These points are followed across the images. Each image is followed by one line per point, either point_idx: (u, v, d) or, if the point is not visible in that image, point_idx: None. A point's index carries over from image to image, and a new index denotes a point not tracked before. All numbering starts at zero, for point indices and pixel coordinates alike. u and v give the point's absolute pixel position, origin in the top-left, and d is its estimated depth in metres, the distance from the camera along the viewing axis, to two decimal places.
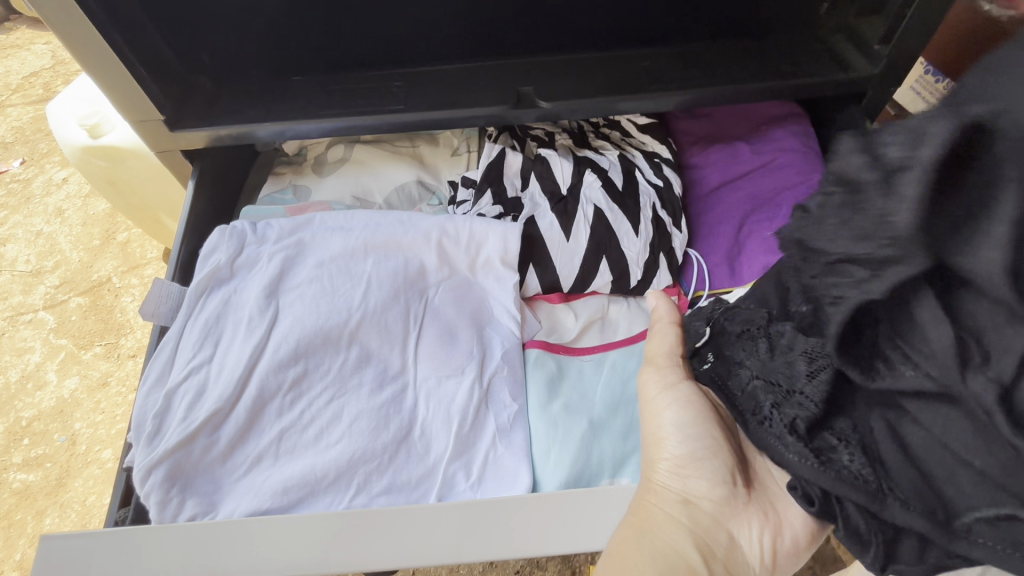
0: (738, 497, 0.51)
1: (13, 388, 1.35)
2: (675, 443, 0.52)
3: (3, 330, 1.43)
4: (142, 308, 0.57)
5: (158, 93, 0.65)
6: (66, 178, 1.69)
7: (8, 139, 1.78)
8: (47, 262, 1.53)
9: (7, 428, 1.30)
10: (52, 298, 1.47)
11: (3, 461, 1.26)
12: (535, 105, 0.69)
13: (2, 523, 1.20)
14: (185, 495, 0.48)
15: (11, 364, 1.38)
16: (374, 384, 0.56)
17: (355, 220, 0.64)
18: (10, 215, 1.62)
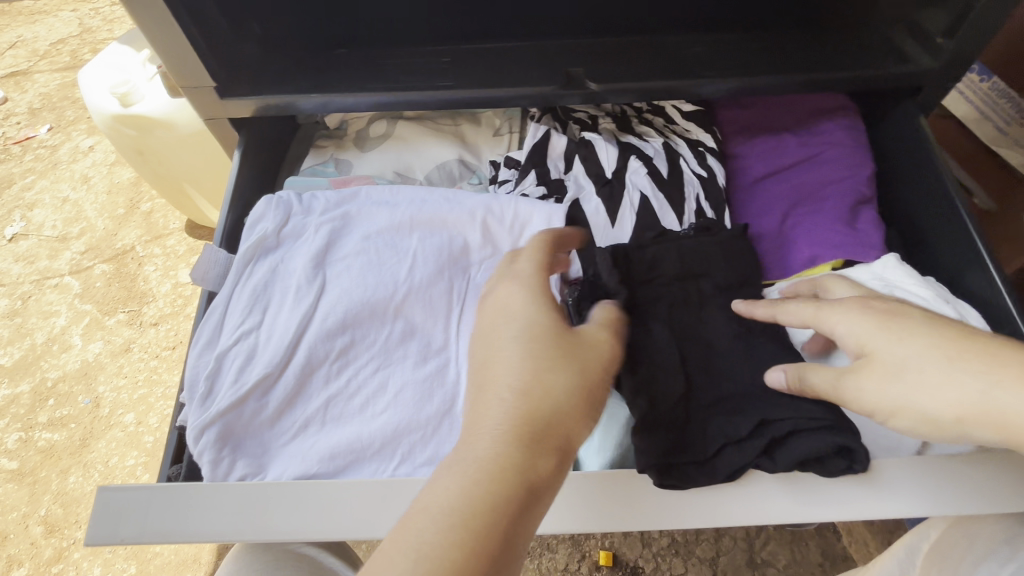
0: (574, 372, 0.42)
1: (39, 349, 1.39)
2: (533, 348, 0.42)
3: (28, 294, 1.46)
4: (193, 272, 0.58)
5: (211, 60, 0.65)
6: (93, 147, 1.71)
7: (35, 106, 1.80)
8: (74, 229, 1.55)
9: (33, 388, 1.34)
10: (78, 264, 1.49)
11: (28, 421, 1.30)
12: (583, 87, 0.68)
13: (28, 479, 1.24)
14: (236, 455, 0.49)
15: (39, 326, 1.42)
16: (418, 357, 0.56)
17: (401, 194, 0.64)
18: (38, 181, 1.65)
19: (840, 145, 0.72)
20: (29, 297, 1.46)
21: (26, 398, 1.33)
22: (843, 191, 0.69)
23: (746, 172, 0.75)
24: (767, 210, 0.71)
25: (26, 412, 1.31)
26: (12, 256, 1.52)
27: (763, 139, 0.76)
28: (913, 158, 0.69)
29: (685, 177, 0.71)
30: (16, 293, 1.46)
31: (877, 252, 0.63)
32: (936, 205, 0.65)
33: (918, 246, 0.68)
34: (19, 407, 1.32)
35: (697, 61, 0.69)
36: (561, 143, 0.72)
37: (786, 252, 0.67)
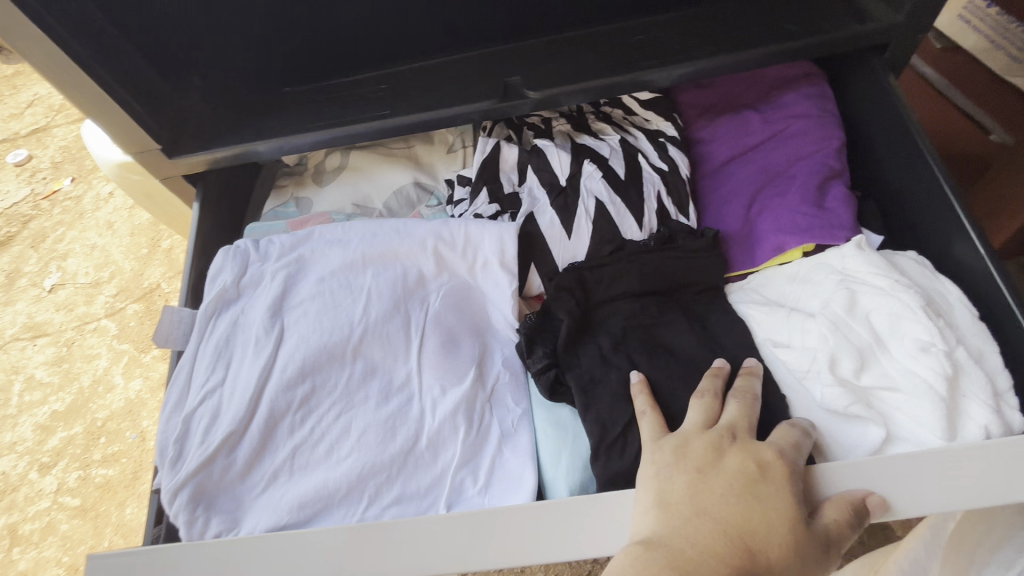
0: (782, 504, 0.42)
1: (86, 391, 1.46)
2: (768, 490, 0.42)
3: (71, 339, 1.53)
4: (156, 335, 0.60)
5: (153, 122, 0.66)
6: (112, 193, 1.78)
7: (58, 160, 1.88)
8: (104, 273, 1.63)
9: (86, 428, 1.42)
10: (112, 306, 1.57)
11: (85, 459, 1.38)
12: (523, 95, 0.66)
13: (90, 513, 1.33)
14: (209, 514, 0.51)
15: (84, 370, 1.49)
16: (381, 396, 0.57)
17: (353, 231, 0.64)
18: (67, 232, 1.72)
19: (806, 118, 0.68)
20: (71, 343, 1.53)
21: (81, 439, 1.41)
22: (812, 168, 0.66)
23: (711, 157, 0.72)
24: (733, 196, 0.68)
25: (81, 451, 1.39)
26: (53, 305, 1.59)
27: (726, 119, 0.72)
28: (884, 119, 0.65)
29: (645, 174, 0.68)
30: (60, 339, 1.54)
31: (844, 233, 0.61)
32: (913, 167, 0.61)
33: (897, 215, 0.64)
34: (75, 447, 1.40)
35: (641, 50, 0.66)
36: (509, 153, 0.70)
37: (753, 241, 0.65)
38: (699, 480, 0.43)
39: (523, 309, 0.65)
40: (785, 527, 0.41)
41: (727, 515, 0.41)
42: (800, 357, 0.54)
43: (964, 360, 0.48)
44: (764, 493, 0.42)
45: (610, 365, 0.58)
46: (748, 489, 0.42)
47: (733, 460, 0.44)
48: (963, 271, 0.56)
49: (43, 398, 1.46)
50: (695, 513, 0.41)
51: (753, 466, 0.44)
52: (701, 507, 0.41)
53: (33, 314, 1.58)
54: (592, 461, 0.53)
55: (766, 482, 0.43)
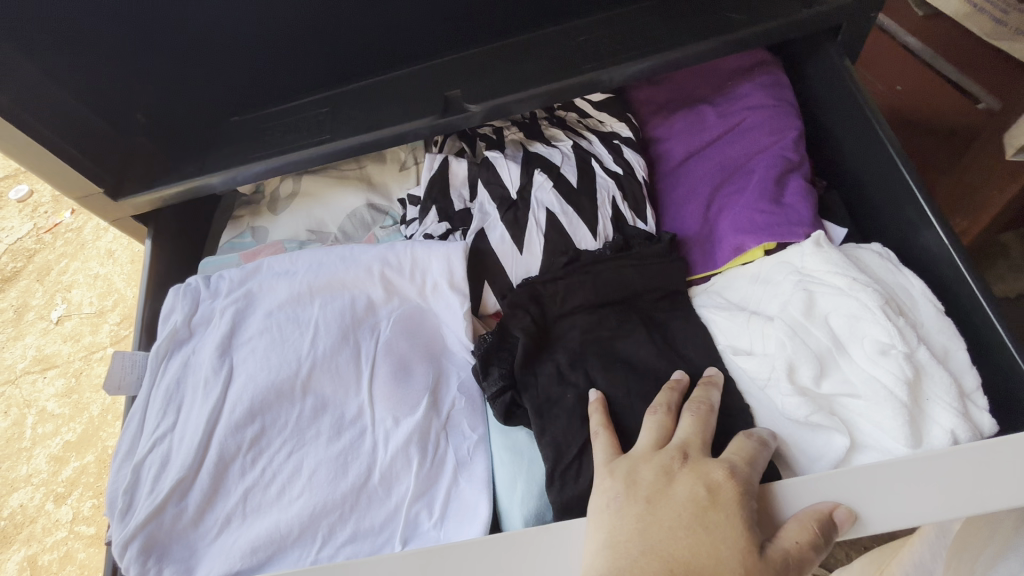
0: (735, 532, 0.39)
1: (96, 421, 1.42)
2: (718, 518, 0.40)
3: (80, 369, 1.49)
4: (107, 383, 0.60)
5: (94, 165, 0.65)
6: (110, 222, 1.71)
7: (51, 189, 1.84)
8: (108, 302, 1.58)
9: (97, 457, 1.37)
10: (117, 334, 1.53)
11: (99, 487, 1.34)
12: (464, 109, 0.64)
13: (106, 541, 1.29)
14: (161, 564, 0.50)
15: (92, 400, 1.45)
16: (332, 432, 0.55)
17: (300, 261, 0.63)
18: (69, 264, 1.66)
19: (763, 109, 0.66)
20: (81, 373, 1.48)
21: (93, 467, 1.36)
22: (770, 161, 0.63)
23: (668, 156, 0.69)
24: (691, 196, 0.65)
25: (95, 480, 1.35)
26: (59, 337, 1.54)
27: (681, 115, 0.70)
28: (844, 103, 0.61)
29: (598, 179, 0.66)
30: (69, 370, 1.48)
31: (804, 229, 0.58)
32: (874, 153, 0.58)
33: (862, 204, 0.61)
34: (89, 476, 1.36)
35: (582, 52, 0.64)
36: (457, 169, 0.68)
37: (713, 242, 0.62)
38: (647, 511, 0.41)
39: (479, 329, 0.63)
40: (738, 557, 0.38)
41: (673, 553, 0.39)
42: (760, 365, 0.52)
43: (926, 360, 0.46)
44: (713, 520, 0.40)
45: (566, 383, 0.56)
46: (698, 519, 0.40)
47: (682, 487, 0.42)
48: (928, 262, 0.53)
49: (54, 430, 1.41)
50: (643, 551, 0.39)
51: (703, 492, 0.42)
52: (650, 545, 0.39)
53: (42, 348, 1.53)
54: (547, 487, 0.51)
55: (716, 507, 0.41)
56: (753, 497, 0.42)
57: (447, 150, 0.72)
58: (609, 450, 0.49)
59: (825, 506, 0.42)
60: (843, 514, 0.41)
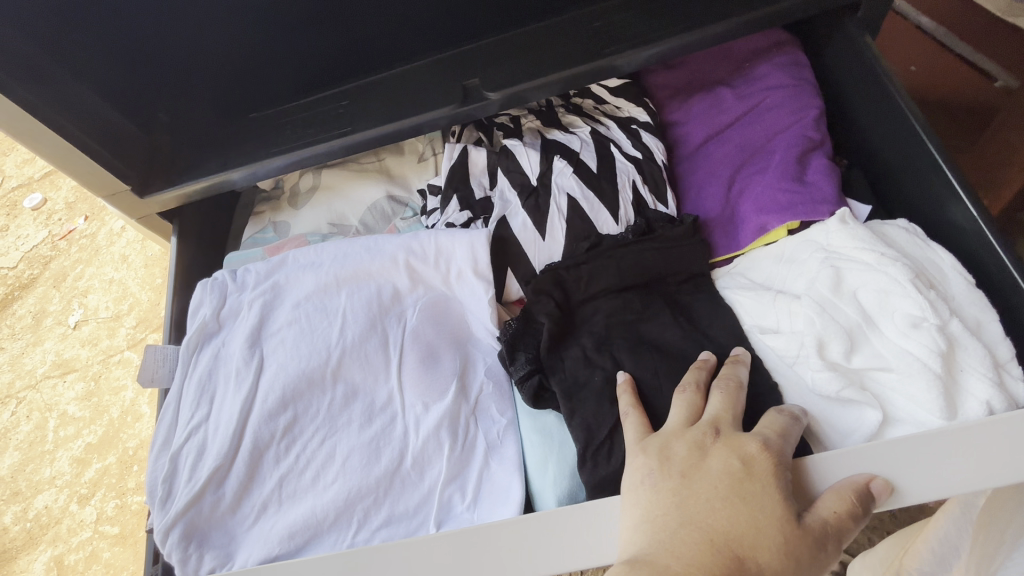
0: (772, 505, 0.40)
1: (116, 423, 1.44)
2: (755, 489, 0.40)
3: (98, 373, 1.50)
4: (141, 376, 0.61)
5: (120, 163, 0.66)
6: (124, 226, 1.72)
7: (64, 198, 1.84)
8: (123, 305, 1.60)
9: (118, 458, 1.39)
10: (134, 337, 1.54)
11: (121, 487, 1.36)
12: (483, 97, 0.64)
13: (130, 540, 1.31)
14: (202, 550, 0.51)
15: (111, 402, 1.46)
16: (364, 418, 0.56)
17: (325, 252, 0.63)
18: (85, 269, 1.68)
19: (782, 89, 0.66)
20: (99, 376, 1.50)
21: (114, 468, 1.39)
22: (791, 141, 0.63)
23: (686, 139, 0.69)
24: (712, 178, 0.66)
25: (116, 481, 1.37)
26: (78, 341, 1.56)
27: (699, 98, 0.70)
28: (863, 81, 0.61)
29: (618, 164, 0.66)
30: (87, 374, 1.50)
31: (828, 207, 0.58)
32: (898, 129, 0.58)
33: (886, 180, 0.60)
34: (111, 477, 1.38)
35: (600, 37, 0.64)
36: (477, 158, 0.69)
37: (735, 223, 0.62)
38: (683, 485, 0.42)
39: (504, 315, 0.64)
40: (777, 527, 0.39)
41: (712, 525, 0.39)
42: (788, 342, 0.52)
43: (958, 332, 0.46)
44: (750, 492, 0.40)
45: (594, 366, 0.57)
46: (735, 491, 0.40)
47: (716, 460, 0.43)
48: (957, 235, 0.52)
49: (76, 432, 1.43)
50: (681, 524, 0.39)
51: (738, 464, 0.42)
52: (688, 517, 0.40)
53: (61, 352, 1.55)
54: (579, 468, 0.51)
55: (752, 479, 0.41)
56: (787, 469, 0.42)
57: (465, 140, 0.73)
58: (640, 429, 0.49)
59: (861, 478, 0.42)
60: (880, 485, 0.41)
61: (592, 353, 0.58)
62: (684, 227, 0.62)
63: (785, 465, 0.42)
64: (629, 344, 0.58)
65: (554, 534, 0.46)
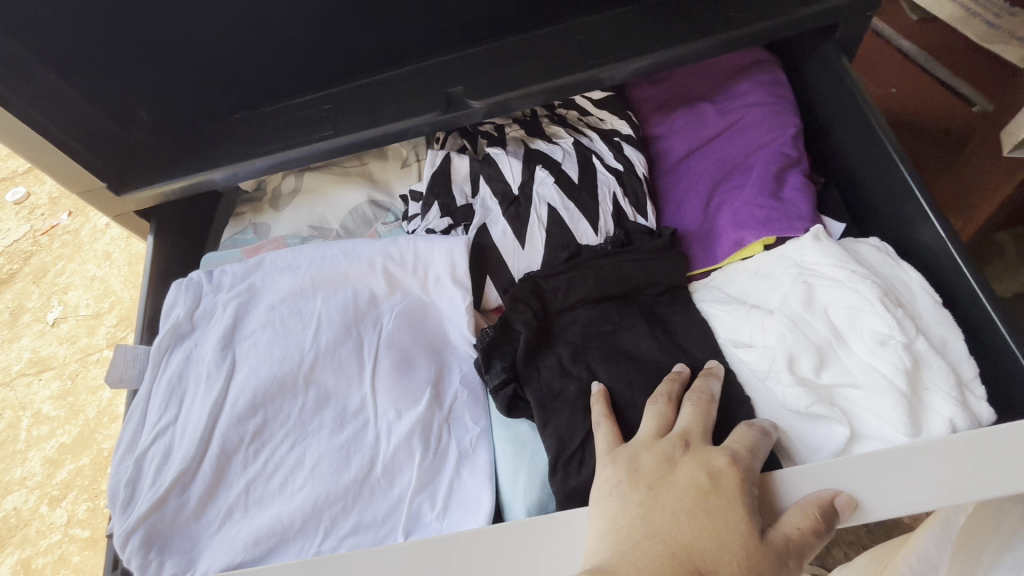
0: (737, 519, 0.40)
1: (91, 423, 1.41)
2: (721, 502, 0.40)
3: (75, 372, 1.47)
4: (109, 375, 0.60)
5: (97, 160, 0.66)
6: (108, 223, 1.70)
7: (50, 195, 1.80)
8: (105, 304, 1.57)
9: (92, 460, 1.36)
10: (114, 336, 1.52)
11: (94, 490, 1.33)
12: (467, 105, 0.65)
13: (100, 543, 1.28)
14: (163, 556, 0.50)
15: (88, 402, 1.43)
16: (335, 424, 0.55)
17: (302, 255, 0.63)
18: (66, 265, 1.65)
19: (761, 106, 0.67)
20: (76, 375, 1.47)
21: (87, 470, 1.35)
22: (769, 157, 0.64)
23: (668, 153, 0.70)
24: (691, 192, 0.66)
25: (89, 483, 1.34)
26: (56, 338, 1.53)
27: (681, 112, 0.71)
28: (840, 102, 0.62)
29: (599, 176, 0.66)
30: (64, 373, 1.47)
31: (804, 223, 0.59)
32: (872, 150, 0.59)
33: (860, 199, 0.61)
34: (84, 478, 1.35)
35: (583, 49, 0.64)
36: (460, 164, 0.69)
37: (713, 237, 0.63)
38: (649, 497, 0.42)
39: (481, 323, 0.64)
40: (740, 541, 0.39)
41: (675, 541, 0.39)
42: (760, 357, 0.52)
43: (925, 350, 0.47)
44: (716, 505, 0.40)
45: (568, 375, 0.57)
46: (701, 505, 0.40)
47: (685, 473, 0.43)
48: (925, 254, 0.53)
49: (50, 432, 1.40)
50: (646, 536, 0.39)
51: (705, 478, 0.42)
52: (653, 529, 0.40)
53: (37, 350, 1.52)
54: (550, 477, 0.51)
55: (719, 492, 0.41)
56: (753, 484, 0.42)
57: (449, 146, 0.73)
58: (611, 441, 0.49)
59: (825, 494, 0.42)
60: (844, 504, 0.41)
61: (568, 363, 0.58)
62: (662, 239, 0.62)
63: (752, 480, 0.43)
64: (605, 356, 0.58)
65: (520, 546, 0.45)
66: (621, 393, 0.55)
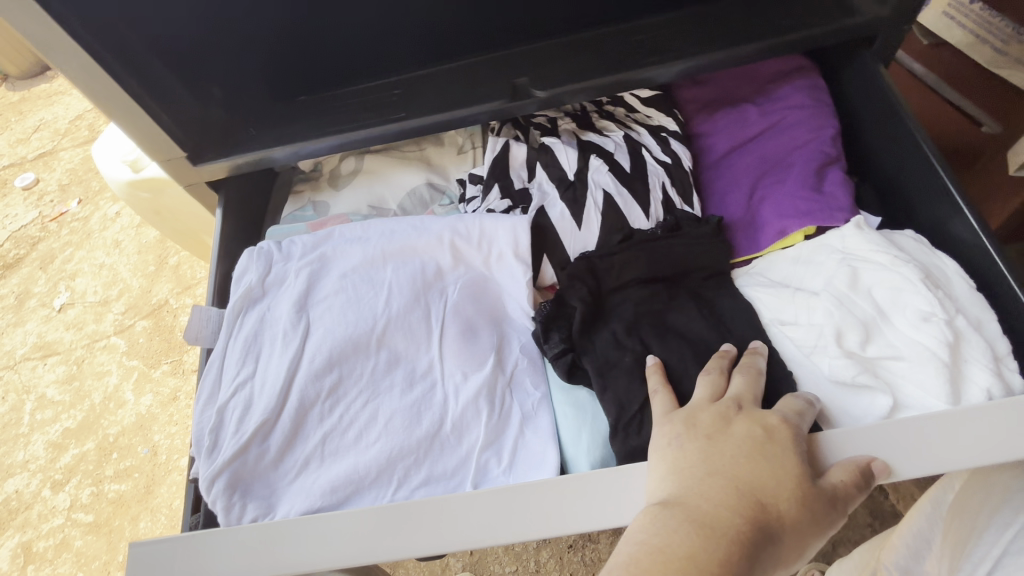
0: (791, 467, 0.44)
1: (97, 409, 1.39)
2: (777, 451, 0.44)
3: (82, 357, 1.46)
4: (186, 333, 0.63)
5: (179, 131, 0.70)
6: (119, 212, 1.70)
7: (64, 182, 1.80)
8: (113, 291, 1.55)
9: (97, 445, 1.34)
10: (121, 323, 1.49)
11: (98, 475, 1.31)
12: (531, 95, 0.69)
13: (103, 530, 1.25)
14: (246, 499, 0.53)
15: (93, 387, 1.41)
16: (405, 384, 0.59)
17: (371, 229, 0.67)
18: (74, 253, 1.65)
19: (801, 108, 0.72)
20: (82, 360, 1.45)
21: (92, 455, 1.33)
22: (809, 155, 0.69)
23: (711, 149, 0.75)
24: (735, 185, 0.71)
25: (93, 468, 1.32)
26: (63, 324, 1.52)
27: (725, 112, 0.76)
28: (877, 107, 0.68)
29: (649, 167, 0.71)
30: (69, 358, 1.46)
31: (843, 215, 0.64)
32: (906, 151, 0.64)
33: (892, 197, 0.67)
34: (87, 463, 1.33)
35: (641, 49, 0.69)
36: (518, 152, 0.73)
37: (756, 226, 0.68)
38: (708, 445, 0.46)
39: (537, 298, 0.68)
40: (793, 483, 0.43)
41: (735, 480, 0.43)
42: (807, 333, 0.57)
43: (964, 327, 0.52)
44: (771, 453, 0.44)
45: (624, 347, 0.61)
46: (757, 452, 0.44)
47: (740, 427, 0.47)
48: (958, 246, 0.58)
49: (54, 416, 1.39)
50: (708, 475, 0.43)
51: (760, 432, 0.46)
52: (713, 469, 0.44)
53: (42, 334, 1.51)
54: (611, 438, 0.55)
55: (774, 444, 0.45)
56: (803, 440, 0.46)
57: (505, 135, 0.77)
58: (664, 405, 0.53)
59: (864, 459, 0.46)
60: (883, 463, 0.45)
61: (622, 336, 0.61)
62: (710, 226, 0.67)
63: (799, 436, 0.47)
64: (657, 330, 0.62)
65: (592, 492, 0.48)
66: (674, 364, 0.59)
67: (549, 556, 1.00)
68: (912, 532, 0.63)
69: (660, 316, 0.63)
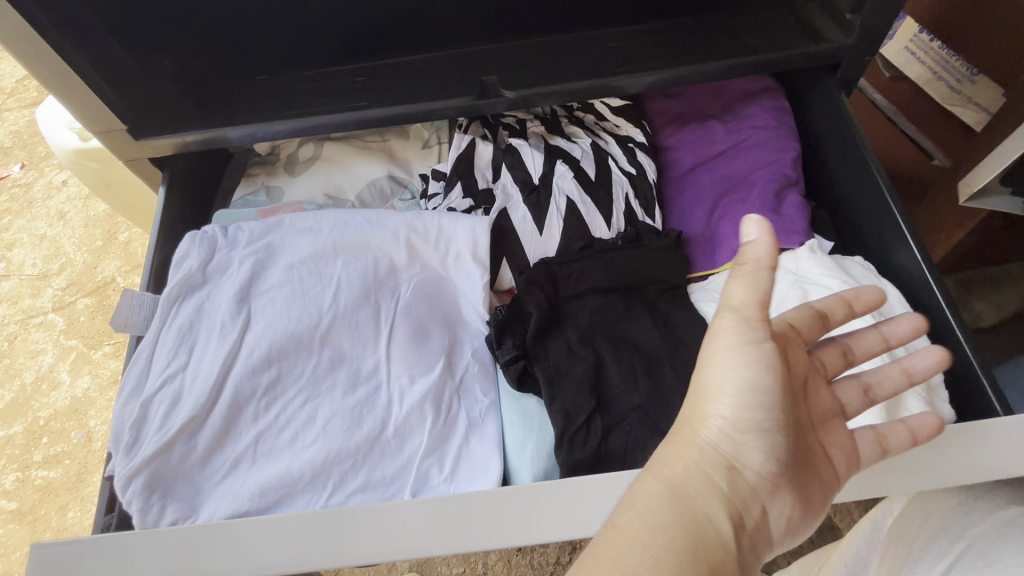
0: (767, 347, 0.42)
1: (27, 389, 1.29)
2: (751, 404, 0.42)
3: (14, 334, 1.36)
4: (115, 319, 0.58)
5: (120, 101, 0.64)
6: (66, 181, 1.59)
7: (6, 145, 1.67)
8: (52, 265, 1.45)
9: (24, 428, 1.25)
10: (60, 299, 1.40)
11: (25, 460, 1.22)
12: (500, 94, 0.68)
13: (26, 518, 1.17)
14: (166, 500, 0.50)
15: (26, 366, 1.32)
16: (348, 384, 0.56)
17: (324, 220, 0.64)
18: (13, 221, 1.53)
19: (766, 129, 0.73)
20: (14, 337, 1.36)
21: (19, 439, 1.25)
22: (770, 176, 0.70)
23: (677, 163, 0.75)
24: (697, 200, 0.71)
25: (19, 453, 1.23)
26: None
27: (692, 127, 0.76)
28: (840, 134, 0.69)
29: (614, 176, 0.71)
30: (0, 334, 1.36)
31: (798, 237, 0.65)
32: (861, 178, 0.66)
33: (845, 222, 0.68)
34: (15, 447, 1.23)
35: (613, 56, 0.69)
36: (482, 151, 0.72)
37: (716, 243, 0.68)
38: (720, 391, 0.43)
39: (494, 302, 0.66)
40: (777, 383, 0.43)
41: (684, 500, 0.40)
42: None
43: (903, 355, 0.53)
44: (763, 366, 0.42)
45: (575, 356, 0.59)
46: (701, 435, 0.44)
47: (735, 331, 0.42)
48: (904, 275, 0.60)
49: None
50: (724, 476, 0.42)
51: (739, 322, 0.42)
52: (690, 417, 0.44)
53: None
54: (556, 449, 0.53)
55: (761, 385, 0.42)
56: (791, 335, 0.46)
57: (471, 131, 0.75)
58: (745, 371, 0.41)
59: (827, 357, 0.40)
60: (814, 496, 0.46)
61: (576, 345, 0.60)
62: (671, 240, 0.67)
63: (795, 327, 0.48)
64: (610, 342, 0.61)
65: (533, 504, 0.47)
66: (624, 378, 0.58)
67: (497, 559, 0.99)
68: (851, 552, 0.63)
69: (613, 328, 0.63)
